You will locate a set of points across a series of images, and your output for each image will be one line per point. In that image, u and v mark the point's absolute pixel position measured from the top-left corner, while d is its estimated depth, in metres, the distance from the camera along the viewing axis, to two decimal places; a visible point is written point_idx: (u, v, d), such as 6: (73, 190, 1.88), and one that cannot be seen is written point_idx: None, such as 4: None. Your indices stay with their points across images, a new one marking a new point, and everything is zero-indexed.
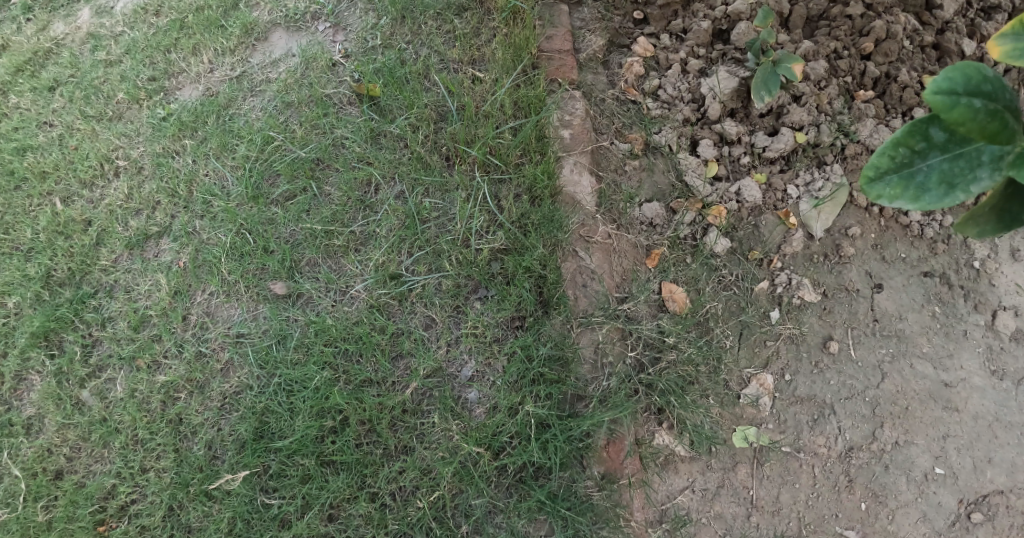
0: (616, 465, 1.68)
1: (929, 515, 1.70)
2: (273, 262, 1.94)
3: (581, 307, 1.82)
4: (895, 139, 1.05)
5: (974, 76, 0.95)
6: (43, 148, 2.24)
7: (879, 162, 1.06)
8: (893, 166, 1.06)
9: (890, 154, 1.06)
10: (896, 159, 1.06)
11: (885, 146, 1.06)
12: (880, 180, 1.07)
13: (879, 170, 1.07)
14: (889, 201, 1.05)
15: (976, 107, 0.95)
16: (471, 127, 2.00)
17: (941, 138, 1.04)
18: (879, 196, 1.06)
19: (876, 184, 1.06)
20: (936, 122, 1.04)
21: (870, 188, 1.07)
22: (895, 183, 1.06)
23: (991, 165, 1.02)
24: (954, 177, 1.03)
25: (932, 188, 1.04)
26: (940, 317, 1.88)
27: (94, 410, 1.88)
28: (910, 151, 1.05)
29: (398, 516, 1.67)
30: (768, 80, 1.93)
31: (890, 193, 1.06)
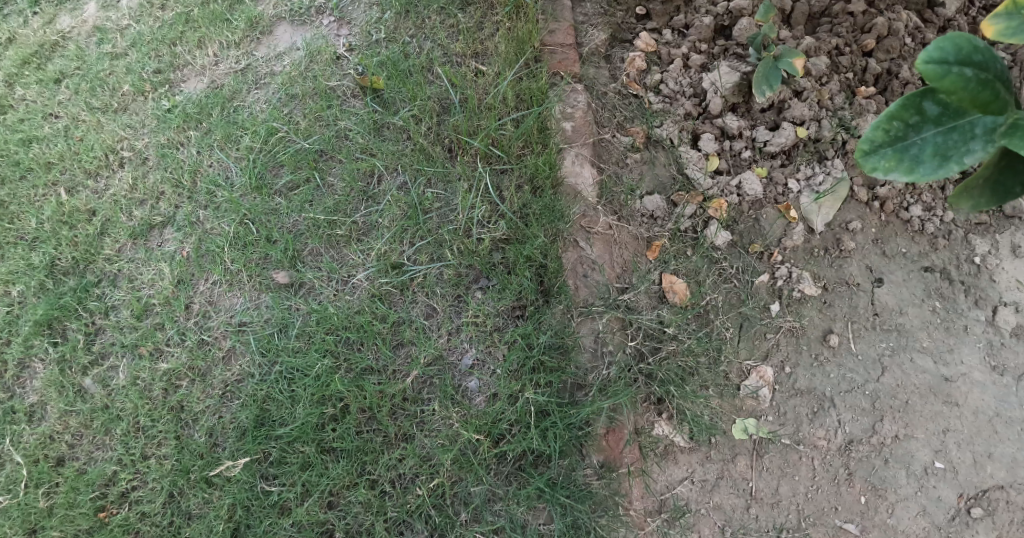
0: (616, 454, 1.70)
1: (928, 509, 1.71)
2: (276, 252, 1.95)
3: (581, 296, 1.83)
4: (889, 113, 1.07)
5: (965, 47, 0.99)
6: (49, 139, 2.26)
7: (874, 135, 1.08)
8: (887, 139, 1.08)
9: (884, 127, 1.08)
10: (890, 132, 1.08)
11: (880, 120, 1.08)
12: (875, 153, 1.09)
13: (874, 143, 1.09)
14: (883, 174, 1.07)
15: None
16: (473, 119, 2.01)
17: (935, 111, 1.06)
18: (874, 169, 1.08)
19: (871, 157, 1.08)
20: (929, 96, 1.06)
21: (865, 161, 1.09)
22: (889, 156, 1.08)
23: (984, 138, 1.04)
24: (948, 149, 1.05)
25: (926, 160, 1.06)
26: (940, 312, 1.88)
27: (96, 397, 1.89)
28: (904, 125, 1.07)
29: (397, 504, 1.68)
30: (769, 75, 1.93)
31: (884, 166, 1.08)
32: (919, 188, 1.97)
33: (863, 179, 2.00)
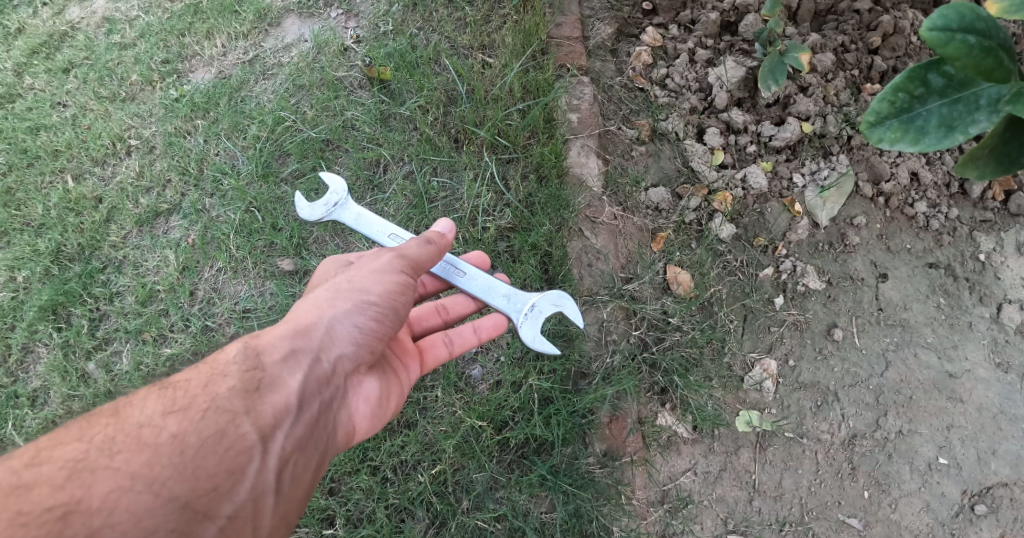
0: (619, 442, 1.71)
1: (931, 505, 1.70)
2: (281, 239, 1.96)
3: (586, 285, 1.85)
4: (894, 85, 1.09)
5: (968, 14, 0.99)
6: (57, 127, 2.26)
7: (879, 107, 1.10)
8: (893, 111, 1.10)
9: (890, 99, 1.09)
10: (895, 105, 1.09)
11: (885, 92, 1.09)
12: (880, 125, 1.11)
13: (879, 115, 1.10)
14: (890, 144, 1.09)
15: (971, 44, 0.99)
16: (480, 110, 2.02)
17: (940, 83, 1.09)
18: (880, 140, 1.10)
19: (877, 129, 1.10)
20: (934, 69, 1.08)
21: (871, 133, 1.11)
22: (895, 127, 1.10)
23: (988, 108, 1.08)
24: (953, 120, 1.08)
25: (932, 130, 1.08)
26: (944, 308, 1.87)
27: (100, 382, 1.90)
28: (910, 97, 1.09)
29: (399, 490, 1.69)
30: (775, 69, 1.88)
31: (891, 136, 1.10)
32: (924, 184, 1.96)
33: (868, 174, 1.99)
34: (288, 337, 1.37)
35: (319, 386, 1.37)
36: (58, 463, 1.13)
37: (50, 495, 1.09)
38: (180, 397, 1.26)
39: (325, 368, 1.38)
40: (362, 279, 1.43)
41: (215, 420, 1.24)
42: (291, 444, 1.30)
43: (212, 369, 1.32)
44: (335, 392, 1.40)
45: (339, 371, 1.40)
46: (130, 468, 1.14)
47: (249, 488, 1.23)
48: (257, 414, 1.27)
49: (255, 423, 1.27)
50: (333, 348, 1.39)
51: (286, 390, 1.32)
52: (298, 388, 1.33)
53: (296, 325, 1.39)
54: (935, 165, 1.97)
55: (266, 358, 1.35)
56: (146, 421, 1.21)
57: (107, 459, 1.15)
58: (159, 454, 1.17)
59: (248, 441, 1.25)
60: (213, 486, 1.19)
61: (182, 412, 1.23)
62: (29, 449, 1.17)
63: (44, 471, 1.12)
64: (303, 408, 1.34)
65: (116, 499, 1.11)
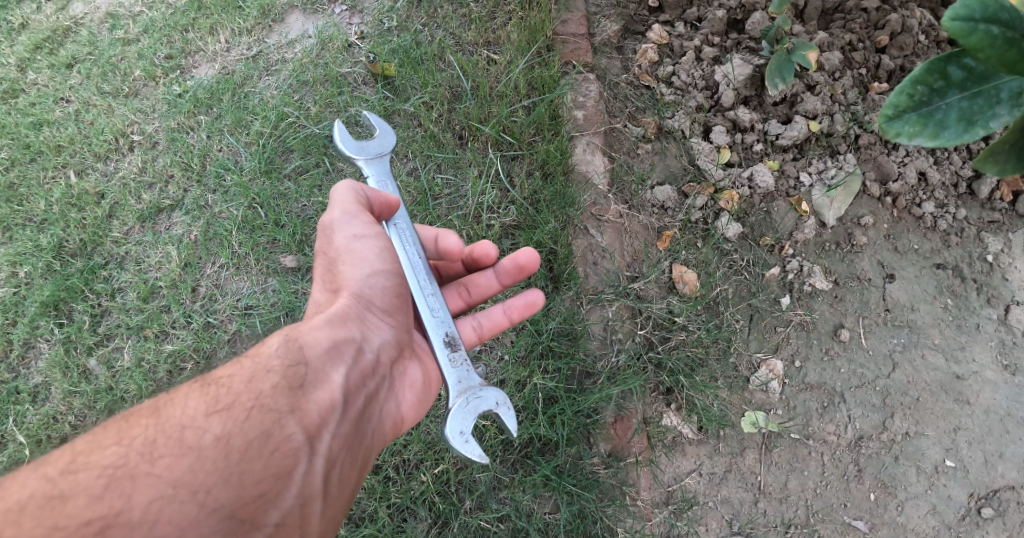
0: (624, 443, 1.70)
1: (938, 508, 1.68)
2: (284, 236, 1.95)
3: (591, 284, 1.84)
4: (913, 77, 1.07)
5: (991, 4, 0.97)
6: (60, 123, 2.25)
7: (897, 100, 1.08)
8: (912, 105, 1.07)
9: (908, 92, 1.07)
10: (914, 97, 1.07)
11: (903, 85, 1.07)
12: (898, 118, 1.08)
13: (897, 108, 1.08)
14: (909, 138, 1.06)
15: (994, 35, 0.96)
16: (484, 106, 2.01)
17: (959, 76, 1.07)
18: (898, 134, 1.07)
19: (895, 122, 1.08)
20: (954, 61, 1.07)
21: (888, 126, 1.08)
22: (913, 121, 1.07)
23: (1010, 101, 1.06)
24: (973, 114, 1.06)
25: (952, 125, 1.06)
26: (952, 309, 1.85)
27: (100, 379, 1.89)
28: (929, 90, 1.07)
29: (401, 490, 1.68)
30: (782, 67, 1.88)
31: (909, 130, 1.07)
32: (932, 184, 1.95)
33: (875, 173, 1.97)
34: (325, 328, 1.32)
35: (361, 379, 1.33)
36: (94, 470, 1.06)
37: (88, 507, 1.01)
38: (219, 395, 1.19)
39: (364, 361, 1.35)
40: (373, 258, 1.41)
41: (259, 420, 1.17)
42: (338, 444, 1.25)
43: (249, 364, 1.25)
44: (376, 384, 1.37)
45: (377, 363, 1.37)
46: (173, 475, 1.07)
47: (298, 492, 1.17)
48: (303, 412, 1.21)
49: (301, 423, 1.20)
50: (372, 337, 1.38)
51: (331, 386, 1.27)
52: (342, 384, 1.28)
53: (329, 316, 1.34)
54: (943, 165, 1.95)
55: (308, 351, 1.29)
56: (186, 422, 1.14)
57: (149, 466, 1.07)
58: (204, 458, 1.10)
59: (295, 442, 1.18)
60: (260, 492, 1.13)
61: (222, 411, 1.16)
62: (59, 456, 1.09)
63: (81, 480, 1.04)
64: (348, 406, 1.29)
65: (158, 511, 1.04)
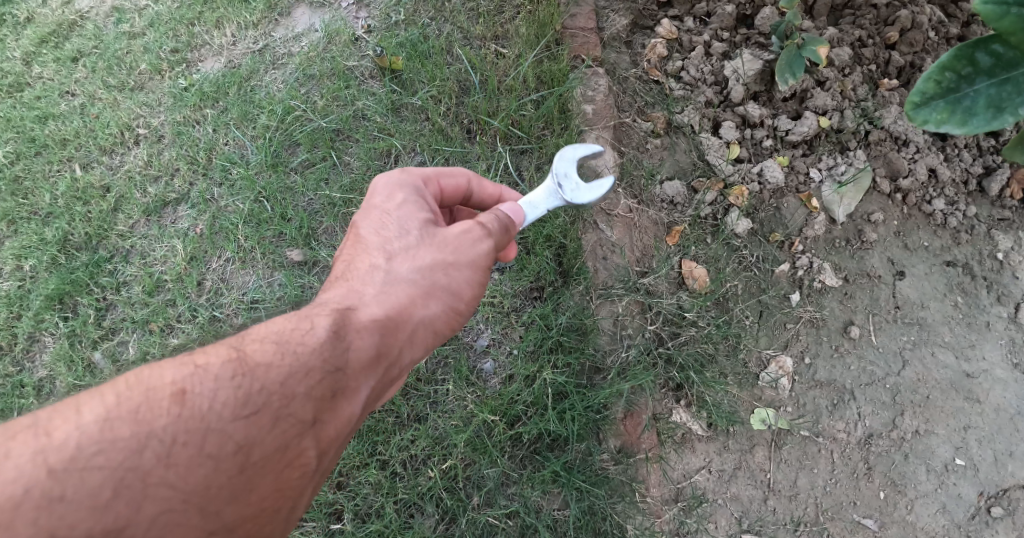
0: (634, 440, 1.68)
1: (948, 506, 1.67)
2: (290, 230, 1.94)
3: (601, 279, 1.83)
4: (942, 64, 1.09)
5: None
6: (65, 116, 2.24)
7: (926, 87, 1.10)
8: (939, 91, 1.10)
9: (937, 78, 1.10)
10: (942, 84, 1.10)
11: (932, 72, 1.10)
12: (926, 105, 1.11)
13: (925, 95, 1.11)
14: (938, 125, 1.10)
15: None
16: (493, 100, 2.00)
17: (986, 63, 1.09)
18: (926, 121, 1.10)
19: (924, 110, 1.10)
20: (982, 47, 1.08)
21: (917, 113, 1.11)
22: (941, 108, 1.10)
23: None
24: (1001, 101, 1.08)
25: (980, 111, 1.09)
26: (962, 307, 1.84)
27: (106, 372, 1.88)
28: (956, 77, 1.10)
29: (408, 486, 1.67)
30: (793, 63, 1.85)
31: (937, 117, 1.10)
32: (942, 181, 1.93)
33: (885, 170, 1.95)
34: (371, 335, 1.22)
35: (381, 390, 1.28)
36: (99, 466, 0.97)
37: (92, 515, 0.94)
38: (252, 395, 1.10)
39: (391, 374, 1.28)
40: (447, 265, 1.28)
41: (282, 432, 1.11)
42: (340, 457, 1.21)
43: (291, 362, 1.15)
44: (390, 393, 1.32)
45: (401, 375, 1.31)
46: (184, 487, 1.01)
47: (295, 508, 1.14)
48: (324, 428, 1.16)
49: (319, 440, 1.15)
50: (409, 351, 1.29)
51: (357, 401, 1.21)
52: (367, 400, 1.22)
53: (378, 320, 1.24)
54: (954, 162, 1.94)
55: (349, 359, 1.20)
56: (213, 423, 1.06)
57: (164, 472, 1.00)
58: (220, 467, 1.05)
59: (309, 460, 1.13)
60: (262, 509, 1.09)
61: (249, 416, 1.09)
62: (61, 435, 0.98)
63: (87, 480, 0.96)
64: (359, 419, 1.24)
65: (161, 526, 0.99)
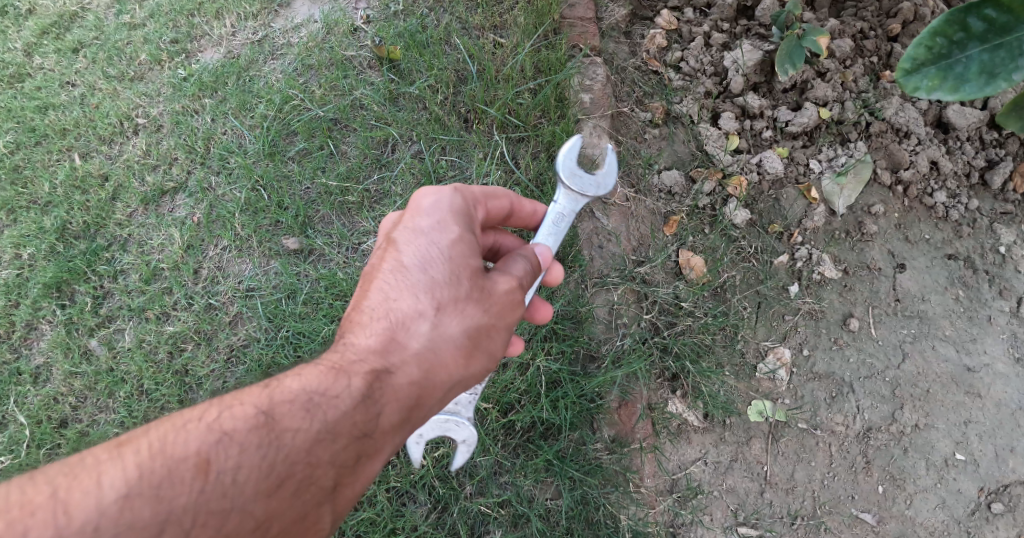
0: (628, 429, 1.67)
1: (947, 501, 1.65)
2: (287, 218, 1.94)
3: (596, 267, 1.82)
4: (933, 30, 1.13)
5: None
6: (65, 106, 2.24)
7: (917, 54, 1.15)
8: (930, 57, 1.14)
9: (928, 44, 1.14)
10: (934, 50, 1.14)
11: (924, 38, 1.14)
12: (918, 72, 1.15)
13: (917, 62, 1.15)
14: (929, 92, 1.14)
15: None
16: (490, 89, 1.99)
17: (979, 28, 1.12)
18: (917, 88, 1.15)
19: (915, 77, 1.15)
20: (974, 13, 1.12)
21: (910, 80, 1.16)
22: (933, 75, 1.15)
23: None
24: (994, 67, 1.12)
25: (972, 78, 1.13)
26: (963, 300, 1.82)
27: (102, 359, 1.88)
28: (948, 42, 1.14)
29: (400, 474, 1.65)
30: (793, 53, 1.84)
31: (929, 84, 1.15)
32: (944, 174, 1.91)
33: (886, 162, 1.93)
34: (407, 394, 1.22)
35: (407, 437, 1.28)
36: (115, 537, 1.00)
37: None
38: (284, 472, 1.11)
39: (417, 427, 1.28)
40: (495, 336, 1.26)
41: (303, 499, 1.13)
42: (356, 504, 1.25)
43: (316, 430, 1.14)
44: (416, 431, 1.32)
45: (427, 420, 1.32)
46: None
47: None
48: (343, 489, 1.18)
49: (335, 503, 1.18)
50: (438, 405, 1.28)
51: (383, 456, 1.22)
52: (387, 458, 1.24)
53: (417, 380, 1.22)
54: (955, 154, 1.92)
55: (381, 420, 1.20)
56: (235, 501, 1.07)
57: None
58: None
59: (326, 523, 1.18)
60: None
61: (273, 487, 1.10)
62: (80, 497, 1.00)
63: None
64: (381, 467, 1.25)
65: None
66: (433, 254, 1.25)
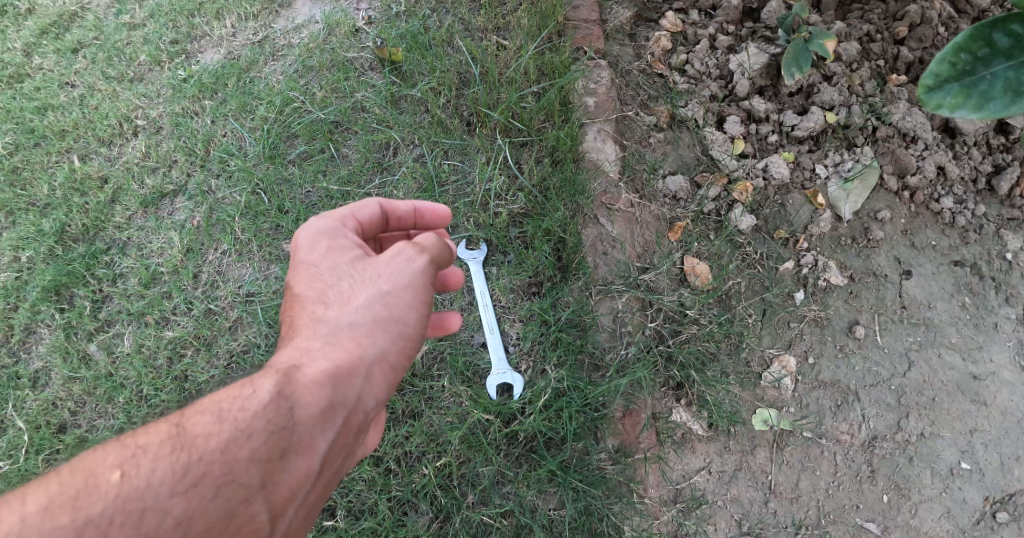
0: (632, 438, 1.65)
1: (952, 511, 1.63)
2: (287, 222, 1.92)
3: (600, 274, 1.79)
4: (957, 46, 1.13)
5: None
6: (65, 107, 2.22)
7: (940, 70, 1.14)
8: (954, 74, 1.14)
9: (952, 60, 1.14)
10: (957, 66, 1.14)
11: (947, 53, 1.13)
12: (941, 88, 1.15)
13: (940, 78, 1.15)
14: (952, 109, 1.14)
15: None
16: (493, 92, 1.97)
17: (1005, 44, 1.12)
18: (940, 105, 1.15)
19: (937, 94, 1.15)
20: (999, 28, 1.11)
21: (932, 97, 1.15)
22: (956, 92, 1.14)
23: None
24: (1018, 84, 1.11)
25: (996, 96, 1.12)
26: (969, 308, 1.80)
27: (100, 364, 1.86)
28: (972, 58, 1.13)
29: (402, 483, 1.65)
30: (799, 56, 1.81)
31: (952, 102, 1.14)
32: (951, 179, 1.89)
33: (893, 167, 1.91)
34: (326, 387, 1.18)
35: (345, 442, 1.22)
36: None
37: None
38: (200, 473, 1.06)
39: (354, 424, 1.22)
40: (402, 314, 1.26)
41: (228, 500, 1.07)
42: (301, 516, 1.17)
43: (232, 429, 1.11)
44: (358, 440, 1.27)
45: (367, 419, 1.26)
46: None
47: None
48: (274, 489, 1.12)
49: (268, 501, 1.11)
50: (368, 399, 1.23)
51: (313, 457, 1.16)
52: (324, 453, 1.17)
53: (333, 367, 1.20)
54: (963, 159, 1.90)
55: (300, 413, 1.15)
56: (149, 502, 1.02)
57: None
58: None
59: (261, 524, 1.10)
60: None
61: (191, 488, 1.05)
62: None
63: None
64: (320, 475, 1.19)
65: None
66: (319, 263, 1.30)
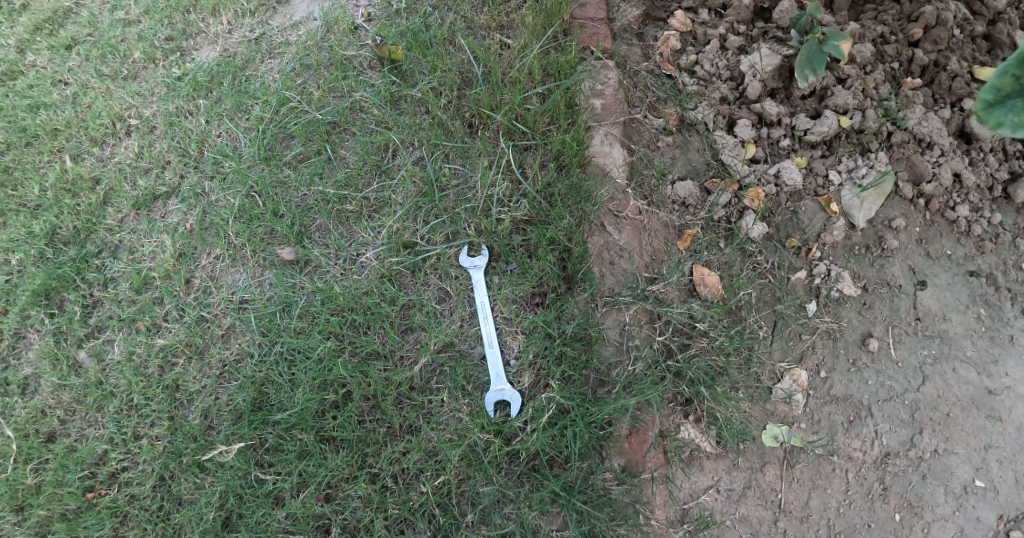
0: (639, 457, 1.58)
1: (966, 531, 1.56)
2: (282, 226, 1.85)
3: (607, 285, 1.73)
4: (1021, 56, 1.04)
5: None
6: (57, 105, 2.16)
7: (1001, 84, 1.06)
8: (1016, 88, 1.06)
9: (1014, 73, 1.05)
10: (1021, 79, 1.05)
11: (1009, 65, 1.05)
12: (1001, 104, 1.07)
13: (1000, 93, 1.07)
14: (1010, 129, 1.07)
15: None
16: (496, 93, 1.90)
17: None
18: (999, 123, 1.07)
19: (996, 111, 1.07)
20: None
21: (990, 114, 1.08)
22: (1017, 109, 1.06)
23: None
24: None
25: None
26: (985, 319, 1.74)
27: (90, 372, 1.80)
28: None
29: (399, 501, 1.59)
30: (813, 58, 1.74)
31: (1012, 119, 1.07)
32: (967, 187, 1.83)
33: (908, 174, 1.84)
34: None
35: None
36: None
37: None
38: None
39: None
40: None
41: None
42: None
43: None
44: None
45: None
46: None
47: None
48: None
49: None
50: None
51: None
52: None
53: None
54: (979, 166, 1.84)
55: None
56: None
57: None
58: None
59: None
60: None
61: None
62: None
63: None
64: None
65: None
66: None
